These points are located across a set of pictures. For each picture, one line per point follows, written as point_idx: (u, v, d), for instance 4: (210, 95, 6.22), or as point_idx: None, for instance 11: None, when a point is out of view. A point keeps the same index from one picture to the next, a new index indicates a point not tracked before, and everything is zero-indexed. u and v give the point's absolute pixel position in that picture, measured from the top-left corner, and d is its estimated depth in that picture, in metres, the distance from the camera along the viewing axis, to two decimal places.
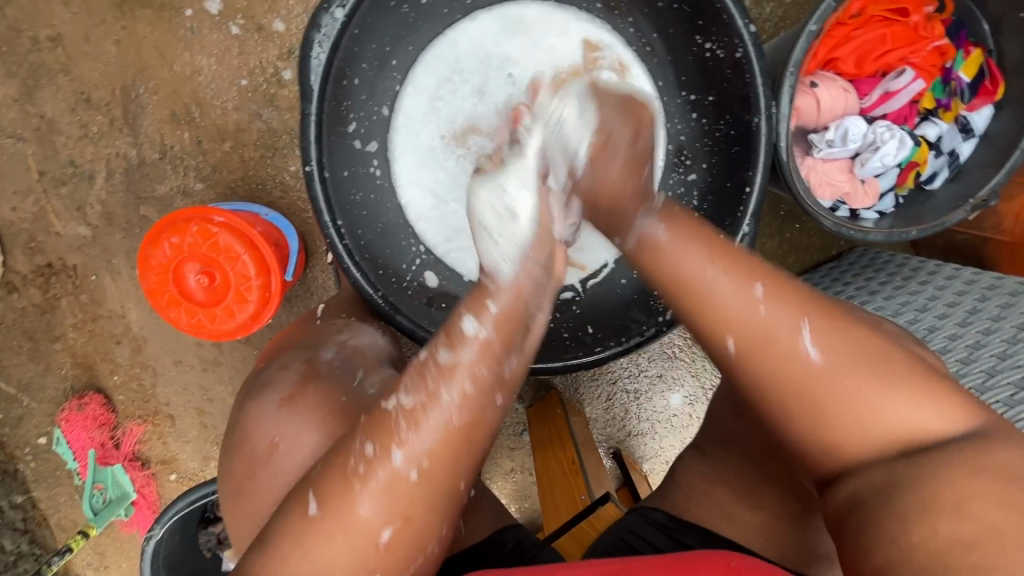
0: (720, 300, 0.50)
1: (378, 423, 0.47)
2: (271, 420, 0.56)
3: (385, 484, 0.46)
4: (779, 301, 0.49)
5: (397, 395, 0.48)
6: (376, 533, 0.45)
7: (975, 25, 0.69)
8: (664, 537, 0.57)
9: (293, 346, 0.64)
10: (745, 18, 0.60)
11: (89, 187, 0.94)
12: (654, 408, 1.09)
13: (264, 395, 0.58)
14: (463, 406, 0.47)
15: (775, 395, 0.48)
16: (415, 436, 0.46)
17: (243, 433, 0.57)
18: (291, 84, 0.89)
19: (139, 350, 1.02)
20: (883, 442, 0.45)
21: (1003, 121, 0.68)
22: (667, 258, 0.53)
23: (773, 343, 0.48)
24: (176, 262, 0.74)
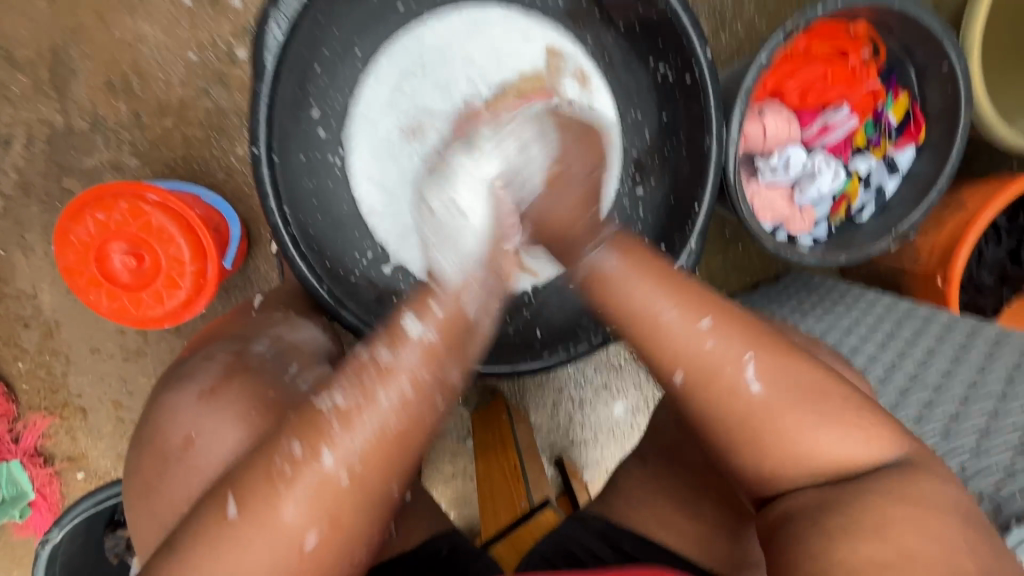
0: (670, 335, 0.50)
1: (309, 424, 0.44)
2: (189, 412, 0.52)
3: (312, 484, 0.43)
4: (725, 334, 0.49)
5: (332, 394, 0.44)
6: (299, 538, 0.43)
7: (904, 72, 0.73)
8: (604, 545, 0.57)
9: (222, 333, 0.61)
10: (704, 43, 0.63)
11: (2, 152, 0.85)
12: (597, 418, 1.12)
13: (184, 385, 0.54)
14: (403, 412, 0.44)
15: (724, 360, 0.49)
16: (346, 436, 0.44)
17: (153, 427, 0.53)
18: (244, 64, 0.85)
19: (50, 335, 0.93)
20: (829, 450, 0.47)
21: (923, 163, 0.73)
22: (623, 291, 0.52)
23: (720, 377, 0.48)
24: (100, 240, 0.68)
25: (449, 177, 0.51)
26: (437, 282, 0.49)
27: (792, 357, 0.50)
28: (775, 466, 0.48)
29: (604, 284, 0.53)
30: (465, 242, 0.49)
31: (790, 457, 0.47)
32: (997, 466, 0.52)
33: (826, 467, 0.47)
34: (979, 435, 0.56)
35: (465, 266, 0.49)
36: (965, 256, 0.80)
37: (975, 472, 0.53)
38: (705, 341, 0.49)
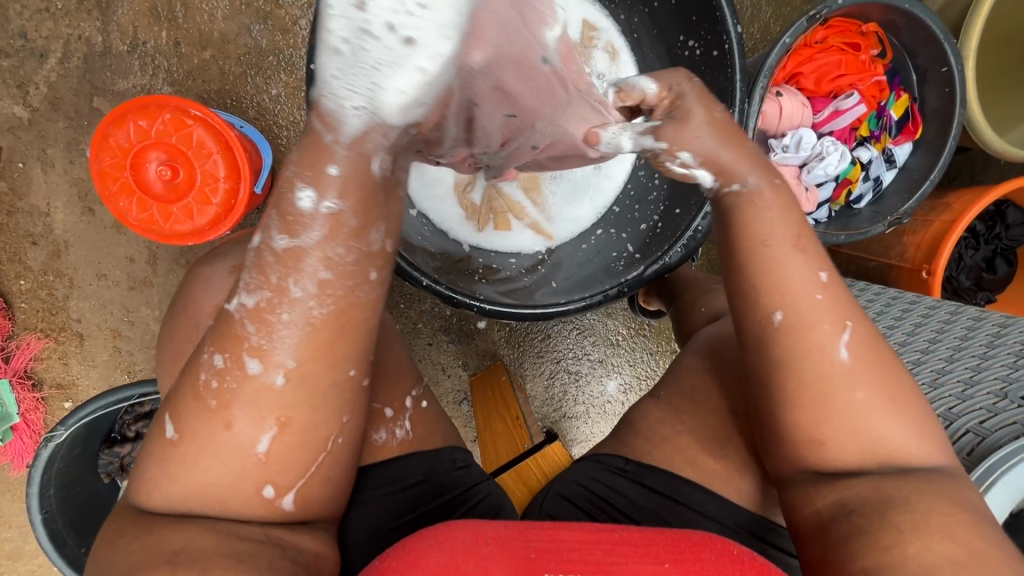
0: (785, 282, 0.47)
1: (225, 333, 0.44)
2: (221, 284, 0.55)
3: (250, 395, 0.43)
4: (836, 296, 0.47)
5: (236, 294, 0.44)
6: (252, 445, 0.43)
7: (906, 75, 0.80)
8: (626, 481, 0.60)
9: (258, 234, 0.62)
10: (734, 19, 0.67)
11: (37, 65, 0.86)
12: (590, 393, 1.15)
13: (217, 262, 0.57)
14: (323, 297, 0.43)
15: (824, 323, 0.46)
16: (273, 341, 0.43)
17: (186, 298, 0.56)
18: (289, 7, 0.88)
19: (56, 256, 0.92)
20: (893, 434, 0.45)
21: (918, 158, 0.80)
22: (745, 215, 0.49)
23: (815, 333, 0.46)
24: (140, 146, 0.70)
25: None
26: (328, 128, 0.42)
27: (862, 333, 0.47)
28: (834, 436, 0.46)
29: (724, 199, 0.50)
30: (394, 78, 0.41)
31: (850, 436, 0.45)
32: (980, 406, 0.56)
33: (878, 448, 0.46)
34: (962, 383, 0.61)
35: (368, 114, 0.41)
36: (950, 251, 0.87)
37: (959, 413, 0.57)
38: (810, 298, 0.47)
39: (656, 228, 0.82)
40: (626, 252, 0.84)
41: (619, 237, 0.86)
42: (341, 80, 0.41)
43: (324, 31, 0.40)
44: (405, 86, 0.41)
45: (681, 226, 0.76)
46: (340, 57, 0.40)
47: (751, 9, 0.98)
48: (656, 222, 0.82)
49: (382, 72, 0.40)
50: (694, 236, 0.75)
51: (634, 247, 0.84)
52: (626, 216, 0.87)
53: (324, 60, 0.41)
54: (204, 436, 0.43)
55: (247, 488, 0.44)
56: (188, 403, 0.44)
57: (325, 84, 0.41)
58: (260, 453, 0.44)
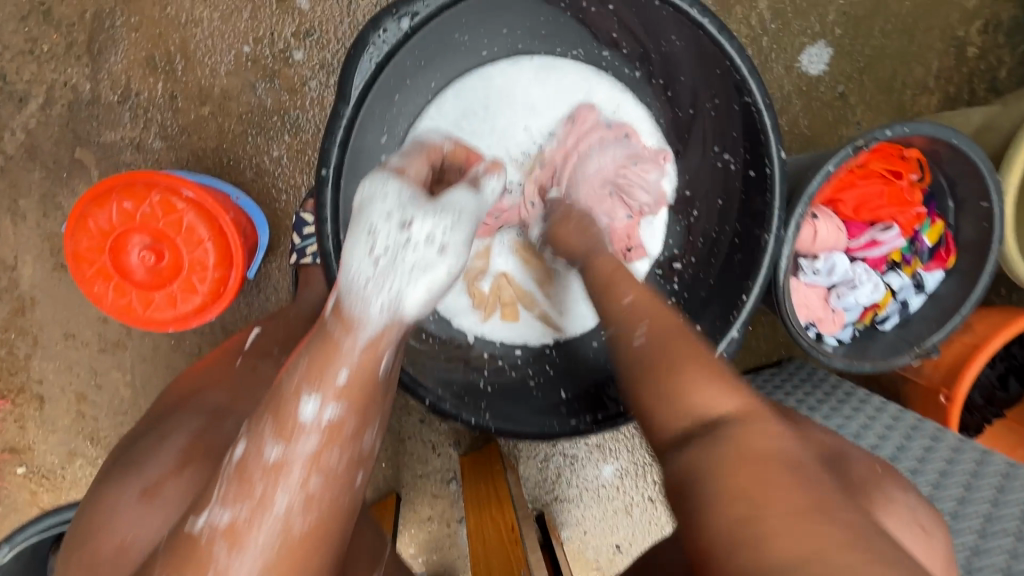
0: (737, 434, 0.43)
1: (184, 553, 0.41)
2: (126, 513, 0.47)
3: None
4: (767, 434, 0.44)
5: (206, 510, 0.41)
6: None
7: (943, 201, 0.77)
8: None
9: (184, 410, 0.56)
10: (780, 145, 0.62)
11: (15, 110, 0.78)
12: (585, 477, 1.10)
13: (127, 480, 0.50)
14: (309, 508, 0.42)
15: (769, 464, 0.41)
16: (239, 555, 0.40)
17: (90, 528, 0.48)
18: (299, 66, 0.81)
19: (21, 312, 0.85)
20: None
21: (949, 287, 0.77)
22: (665, 365, 0.47)
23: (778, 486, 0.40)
24: (122, 229, 0.63)
25: (438, 209, 0.46)
26: (349, 331, 0.44)
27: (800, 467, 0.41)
28: (775, 541, 0.36)
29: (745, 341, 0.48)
30: (427, 277, 0.45)
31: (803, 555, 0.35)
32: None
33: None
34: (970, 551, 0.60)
35: (392, 312, 0.45)
36: (971, 378, 0.83)
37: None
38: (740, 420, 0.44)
39: None
40: None
41: None
42: (375, 283, 0.44)
43: (351, 253, 0.45)
44: (372, 284, 0.44)
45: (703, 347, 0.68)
46: (362, 272, 0.45)
47: (782, 102, 0.95)
48: None
49: (415, 275, 0.44)
50: (716, 361, 0.66)
51: None
52: None
53: (348, 275, 0.45)
54: None
55: None
56: None
57: (357, 286, 0.45)
58: None
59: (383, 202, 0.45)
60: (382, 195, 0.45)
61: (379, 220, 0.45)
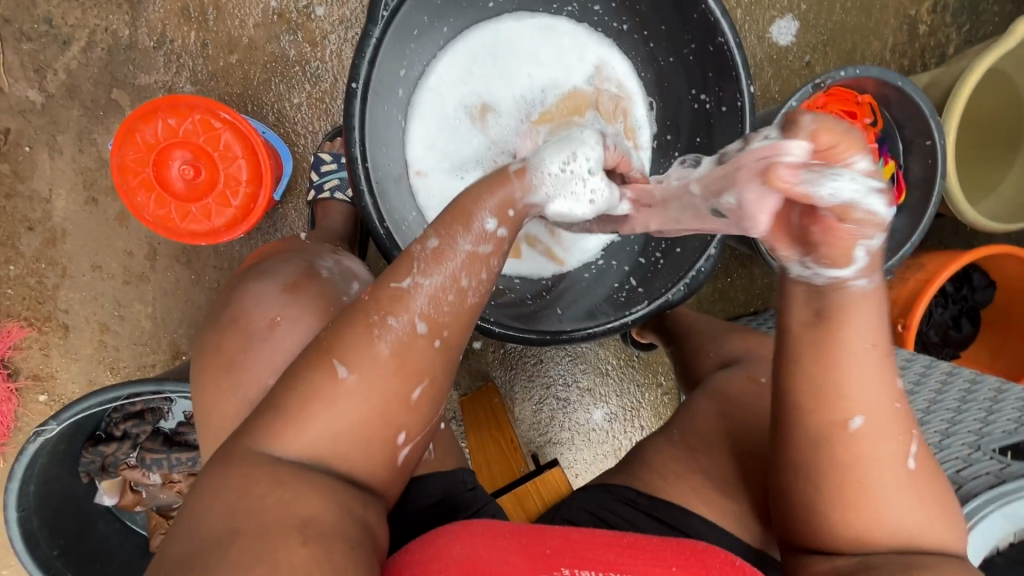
0: (853, 380, 0.47)
1: (391, 298, 0.45)
2: (274, 301, 0.58)
3: (404, 349, 0.45)
4: (881, 358, 0.47)
5: (413, 274, 0.46)
6: (410, 390, 0.45)
7: (894, 143, 0.86)
8: (636, 512, 0.59)
9: (285, 252, 0.66)
10: (749, 80, 0.72)
11: (58, 52, 0.85)
12: (577, 420, 1.17)
13: (266, 280, 0.60)
14: (469, 268, 0.47)
15: (877, 409, 0.47)
16: (421, 298, 0.46)
17: (238, 309, 0.58)
18: (321, 21, 0.89)
19: (52, 243, 0.90)
20: (881, 518, 0.47)
21: (901, 221, 0.86)
22: (845, 318, 0.47)
23: (877, 436, 0.47)
24: (166, 144, 0.70)
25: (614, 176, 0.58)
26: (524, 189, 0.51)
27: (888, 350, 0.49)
28: (864, 487, 0.47)
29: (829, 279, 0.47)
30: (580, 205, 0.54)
31: (891, 523, 0.47)
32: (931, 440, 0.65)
33: (894, 535, 0.47)
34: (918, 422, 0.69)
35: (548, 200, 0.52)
36: (925, 307, 0.92)
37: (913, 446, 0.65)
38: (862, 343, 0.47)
39: (657, 264, 0.85)
40: (628, 286, 0.86)
41: (624, 272, 0.88)
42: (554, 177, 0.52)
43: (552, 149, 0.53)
44: (554, 178, 0.51)
45: (684, 265, 0.80)
46: (548, 165, 0.52)
47: (755, 68, 1.05)
48: (658, 258, 0.85)
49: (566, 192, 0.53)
50: (695, 276, 0.79)
51: (636, 282, 0.86)
52: (625, 248, 0.89)
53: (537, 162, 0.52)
54: (365, 367, 0.44)
55: (385, 435, 0.44)
56: (350, 338, 0.44)
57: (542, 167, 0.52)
58: (414, 397, 0.45)
59: (589, 142, 0.55)
60: (593, 143, 0.55)
61: (586, 151, 0.54)
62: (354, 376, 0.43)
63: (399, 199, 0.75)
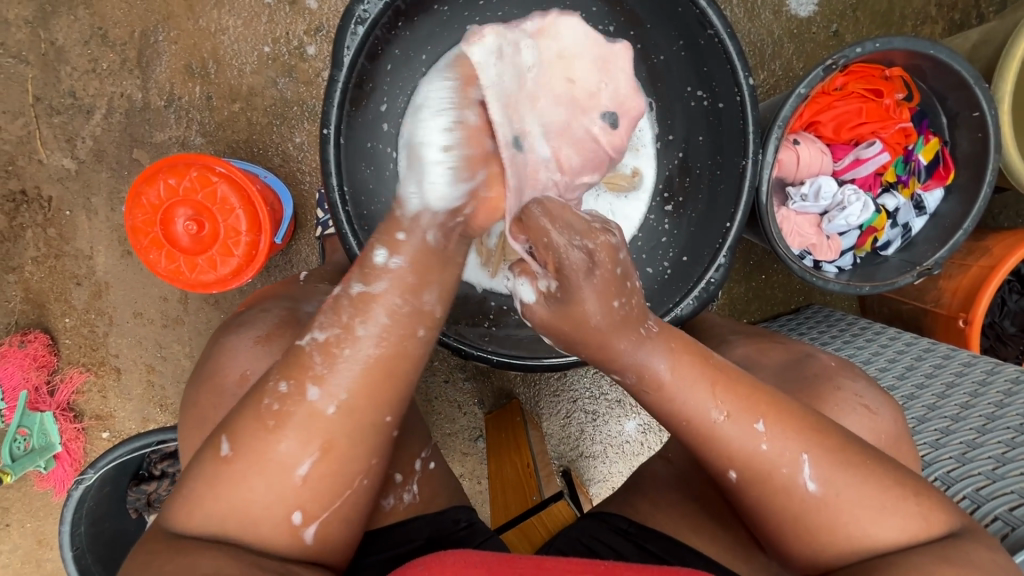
0: (726, 443, 0.49)
1: (293, 362, 0.49)
2: (246, 354, 0.61)
3: (301, 420, 0.47)
4: (733, 407, 0.48)
5: (311, 330, 0.49)
6: (294, 467, 0.47)
7: (935, 118, 0.77)
8: (626, 543, 0.57)
9: (272, 297, 0.69)
10: (746, 72, 0.66)
11: (84, 121, 0.92)
12: (608, 432, 1.12)
13: (243, 331, 0.63)
14: (383, 338, 0.49)
15: (768, 457, 0.48)
16: (331, 371, 0.48)
17: (215, 365, 0.61)
18: (313, 60, 0.91)
19: (98, 295, 0.98)
20: (829, 540, 0.48)
21: (950, 204, 0.76)
22: (674, 400, 0.49)
23: (774, 478, 0.48)
24: (169, 203, 0.74)
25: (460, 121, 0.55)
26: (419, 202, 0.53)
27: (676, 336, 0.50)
28: (798, 524, 0.48)
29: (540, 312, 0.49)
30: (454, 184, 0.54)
31: (845, 537, 0.47)
32: (980, 471, 0.58)
33: (851, 545, 0.47)
34: (964, 446, 0.63)
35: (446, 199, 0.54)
36: (988, 302, 0.81)
37: (958, 477, 0.59)
38: (712, 413, 0.48)
39: (666, 276, 0.77)
40: None
41: None
42: (421, 179, 0.54)
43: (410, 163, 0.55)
44: (443, 172, 0.54)
45: (694, 276, 0.73)
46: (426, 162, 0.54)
47: (773, 46, 0.96)
48: (667, 269, 0.78)
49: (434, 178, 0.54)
50: (707, 288, 0.71)
51: None
52: None
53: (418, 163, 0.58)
54: (258, 450, 0.47)
55: (279, 513, 0.47)
56: (248, 421, 0.48)
57: (420, 181, 0.54)
58: (300, 476, 0.47)
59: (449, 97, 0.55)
60: (445, 84, 0.55)
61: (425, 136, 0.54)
62: (238, 453, 0.47)
63: None
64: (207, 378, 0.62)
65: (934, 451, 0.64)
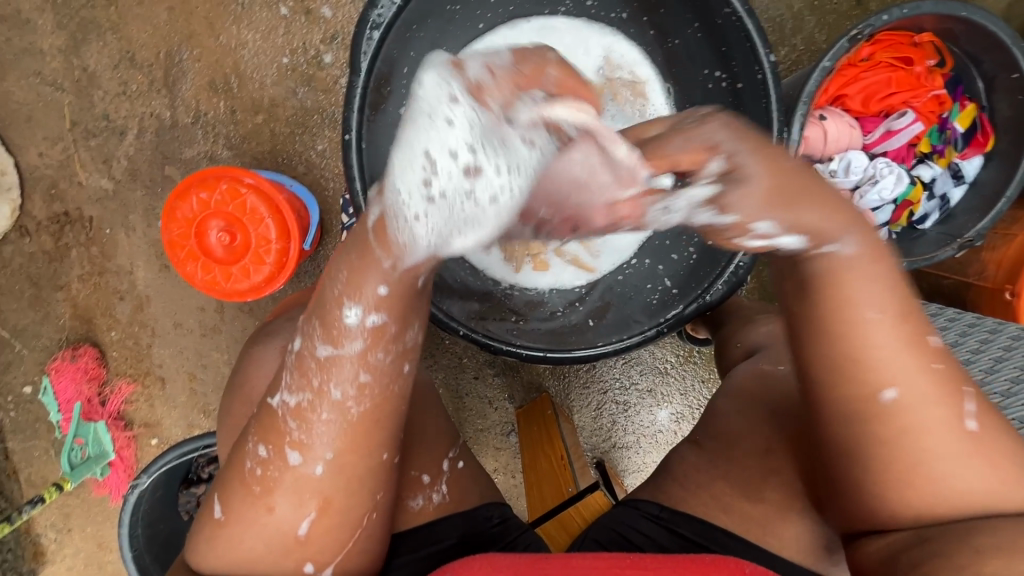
0: (877, 353, 0.43)
1: (270, 427, 0.50)
2: (279, 362, 0.62)
3: (290, 484, 0.49)
4: (896, 318, 0.43)
5: (280, 393, 0.49)
6: (294, 526, 0.50)
7: (971, 83, 0.74)
8: (660, 529, 0.57)
9: (298, 304, 0.71)
10: (767, 48, 0.64)
11: (118, 142, 0.96)
12: (640, 422, 1.12)
13: (270, 341, 0.65)
14: (360, 398, 0.48)
15: (918, 382, 0.43)
16: (311, 436, 0.49)
17: (245, 375, 0.64)
18: (330, 68, 0.93)
19: (140, 308, 1.02)
20: (942, 490, 0.43)
21: (990, 172, 0.73)
22: (835, 287, 0.44)
23: (910, 405, 0.43)
24: (202, 217, 0.77)
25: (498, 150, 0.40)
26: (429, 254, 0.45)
27: (909, 283, 0.45)
28: (920, 467, 0.43)
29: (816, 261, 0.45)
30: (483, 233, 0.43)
31: (950, 492, 0.43)
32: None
33: (958, 503, 0.43)
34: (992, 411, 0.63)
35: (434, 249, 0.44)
36: None
37: None
38: (871, 311, 0.43)
39: (692, 261, 0.77)
40: (662, 287, 0.80)
41: (658, 271, 0.82)
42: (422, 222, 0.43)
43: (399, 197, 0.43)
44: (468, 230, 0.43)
45: (721, 260, 0.72)
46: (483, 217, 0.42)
47: (793, 20, 0.93)
48: (692, 254, 0.78)
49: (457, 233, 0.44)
50: (735, 273, 0.71)
51: (671, 283, 0.79)
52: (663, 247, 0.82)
53: (396, 200, 0.43)
54: (254, 516, 0.50)
55: (287, 564, 0.51)
56: (239, 487, 0.51)
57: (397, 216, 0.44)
58: (300, 533, 0.50)
59: (534, 141, 0.41)
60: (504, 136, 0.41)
61: (441, 144, 0.40)
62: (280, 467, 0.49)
63: None
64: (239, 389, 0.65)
65: None
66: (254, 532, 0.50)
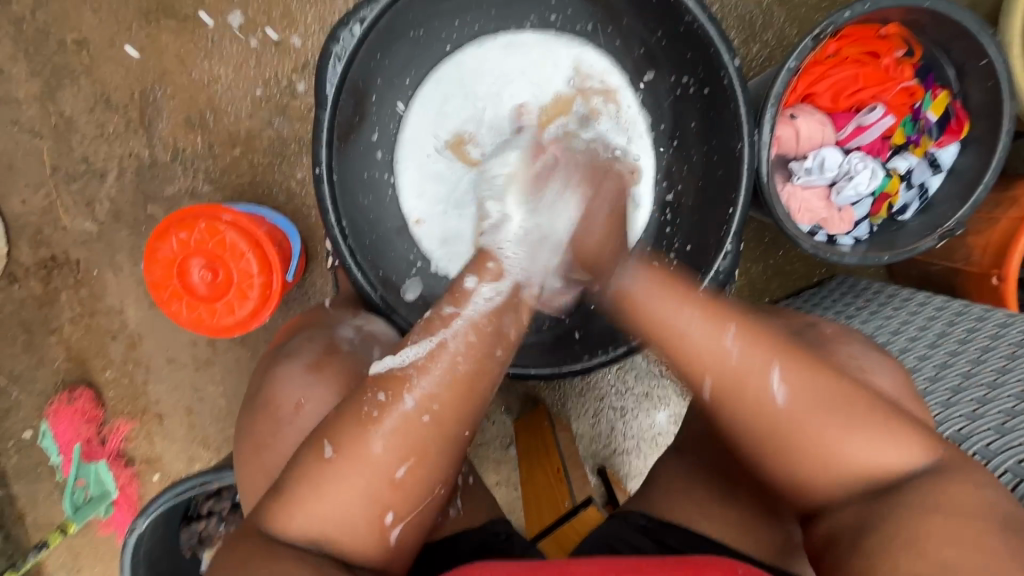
0: (718, 361, 0.55)
1: (389, 377, 0.52)
2: (301, 383, 0.63)
3: (397, 426, 0.50)
4: (730, 334, 0.55)
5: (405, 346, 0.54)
6: (389, 469, 0.50)
7: (942, 70, 0.73)
8: (647, 540, 0.57)
9: (307, 326, 0.71)
10: (731, 52, 0.63)
11: (99, 184, 0.97)
12: (638, 425, 1.11)
13: (292, 362, 0.65)
14: (469, 353, 0.54)
15: (759, 378, 0.53)
16: (421, 380, 0.52)
17: (269, 394, 0.64)
18: (303, 96, 0.93)
19: (133, 347, 1.03)
20: (846, 467, 0.50)
21: (967, 159, 0.73)
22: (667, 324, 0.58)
23: (758, 396, 0.53)
24: (182, 256, 0.77)
25: None
26: None
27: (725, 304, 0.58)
28: (819, 454, 0.50)
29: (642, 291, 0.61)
30: None
31: (851, 467, 0.50)
32: (989, 427, 0.58)
33: (862, 474, 0.49)
34: (975, 403, 0.62)
35: None
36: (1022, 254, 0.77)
37: (998, 450, 0.55)
38: (694, 332, 0.56)
39: None
40: None
41: None
42: None
43: None
44: None
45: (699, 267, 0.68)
46: None
47: (763, 16, 0.93)
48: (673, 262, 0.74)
49: None
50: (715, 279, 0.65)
51: None
52: None
53: None
54: (358, 451, 0.49)
55: (372, 513, 0.50)
56: (312, 449, 0.50)
57: None
58: (397, 475, 0.50)
59: None
60: None
61: None
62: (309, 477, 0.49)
63: (399, 254, 0.77)
64: (260, 408, 0.64)
65: (970, 423, 0.60)
66: (342, 488, 0.49)
